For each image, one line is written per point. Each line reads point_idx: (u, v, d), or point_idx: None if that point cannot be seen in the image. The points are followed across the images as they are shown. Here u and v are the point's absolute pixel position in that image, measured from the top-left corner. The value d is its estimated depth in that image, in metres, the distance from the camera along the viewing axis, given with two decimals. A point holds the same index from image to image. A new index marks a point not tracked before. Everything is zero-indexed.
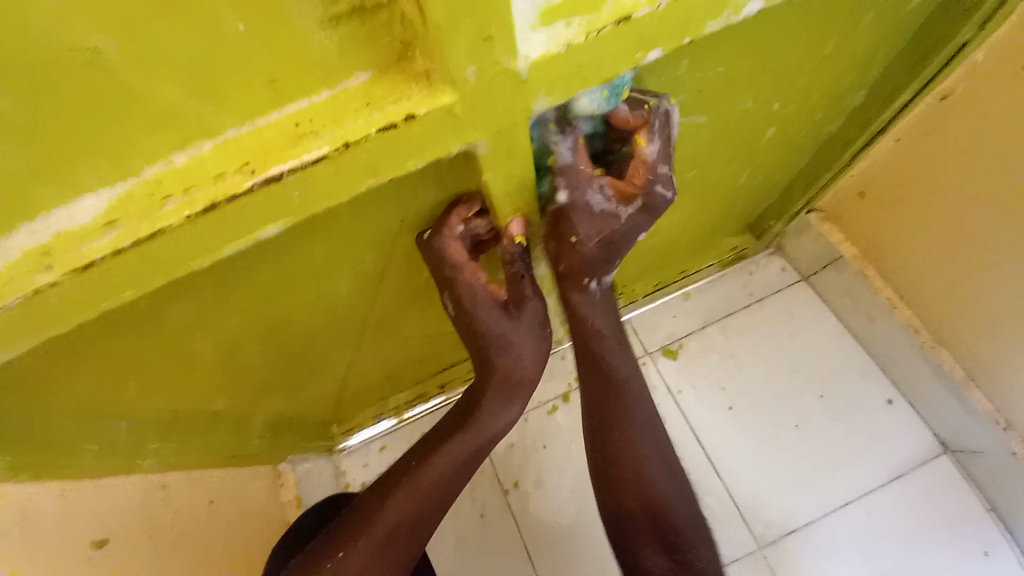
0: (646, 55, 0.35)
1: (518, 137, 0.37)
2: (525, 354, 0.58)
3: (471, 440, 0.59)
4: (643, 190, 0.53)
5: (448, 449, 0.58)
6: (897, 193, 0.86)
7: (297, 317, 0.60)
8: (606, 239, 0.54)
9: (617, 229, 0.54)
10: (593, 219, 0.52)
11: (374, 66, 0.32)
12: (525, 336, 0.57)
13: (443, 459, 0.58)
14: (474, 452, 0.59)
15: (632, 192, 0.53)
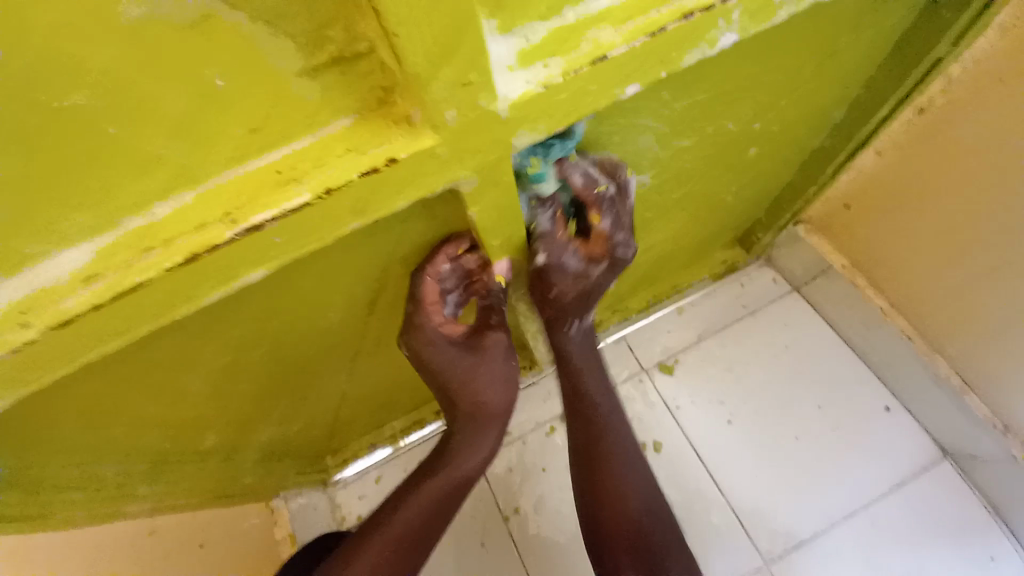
0: (625, 89, 0.35)
1: (503, 172, 0.37)
2: (492, 389, 0.61)
3: (442, 480, 0.60)
4: (609, 254, 0.59)
5: (424, 489, 0.60)
6: (880, 204, 0.87)
7: (288, 353, 0.60)
8: (581, 292, 0.61)
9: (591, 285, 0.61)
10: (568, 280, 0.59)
11: (355, 111, 0.31)
12: (490, 368, 0.61)
13: (420, 500, 0.59)
14: (446, 493, 0.60)
15: (599, 255, 0.59)
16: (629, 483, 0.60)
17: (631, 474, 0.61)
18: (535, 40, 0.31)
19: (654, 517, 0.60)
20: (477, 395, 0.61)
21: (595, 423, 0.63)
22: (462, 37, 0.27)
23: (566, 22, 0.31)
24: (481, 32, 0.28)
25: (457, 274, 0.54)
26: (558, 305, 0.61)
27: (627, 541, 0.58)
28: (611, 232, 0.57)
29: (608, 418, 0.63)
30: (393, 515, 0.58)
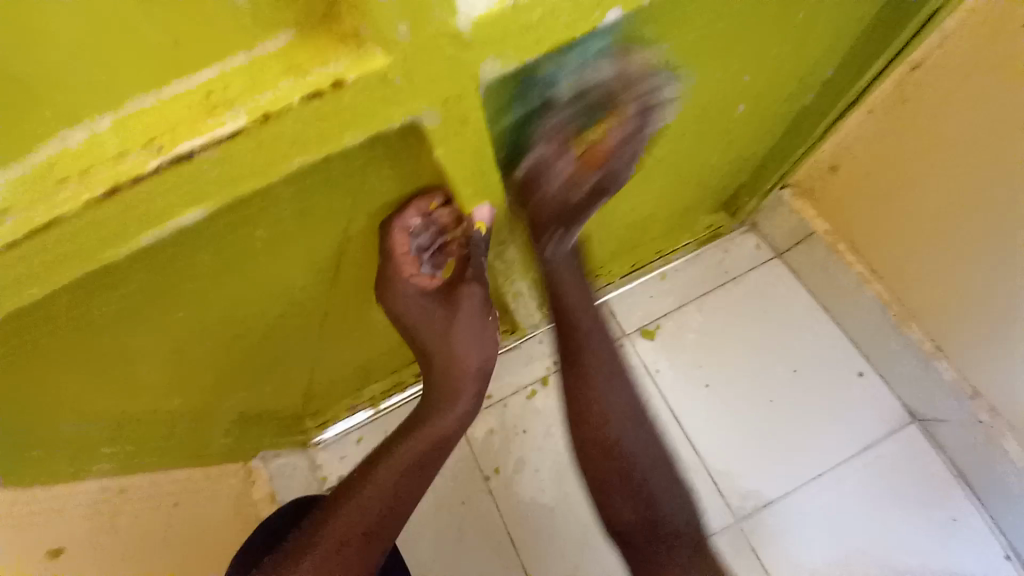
0: (603, 16, 0.32)
1: (469, 108, 0.34)
2: (467, 344, 0.61)
3: (417, 445, 0.60)
4: (606, 168, 0.57)
5: (397, 455, 0.59)
6: (868, 168, 0.85)
7: (249, 310, 0.57)
8: (565, 208, 0.59)
9: (576, 201, 0.58)
10: (556, 188, 0.56)
11: (295, 26, 0.28)
12: (465, 323, 0.60)
13: (392, 467, 0.58)
14: (420, 457, 0.59)
15: (593, 166, 0.56)
16: (627, 434, 0.64)
17: (629, 432, 0.64)
18: None
19: (649, 466, 0.63)
20: (451, 350, 0.60)
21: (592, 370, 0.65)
22: None
23: None
24: None
25: (432, 232, 0.52)
26: (540, 217, 0.58)
27: (621, 488, 0.63)
28: (612, 146, 0.55)
29: (603, 370, 0.65)
30: (365, 483, 0.57)
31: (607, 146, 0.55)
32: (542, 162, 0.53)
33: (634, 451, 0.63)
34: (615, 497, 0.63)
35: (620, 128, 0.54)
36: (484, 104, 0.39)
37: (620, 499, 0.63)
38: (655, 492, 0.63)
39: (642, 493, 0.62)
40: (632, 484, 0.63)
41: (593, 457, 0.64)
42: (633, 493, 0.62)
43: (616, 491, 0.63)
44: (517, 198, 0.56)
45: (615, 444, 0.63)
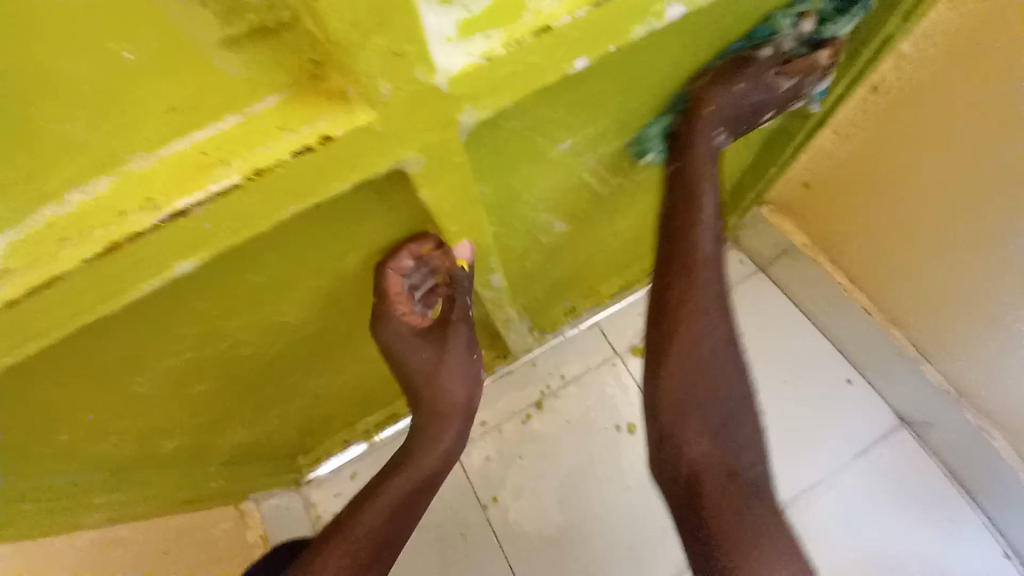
0: (570, 66, 0.33)
1: (451, 151, 0.36)
2: (455, 380, 0.62)
3: (410, 476, 0.60)
4: (795, 83, 0.56)
5: (392, 485, 0.59)
6: (840, 184, 0.89)
7: (244, 349, 0.57)
8: (745, 114, 0.56)
9: (764, 107, 0.56)
10: (755, 87, 0.54)
11: (284, 87, 0.29)
12: (453, 359, 0.61)
13: (383, 502, 0.58)
14: (412, 489, 0.60)
15: (793, 76, 0.55)
16: (715, 362, 0.56)
17: (716, 361, 0.56)
18: (475, 11, 0.29)
19: (739, 401, 0.56)
20: (438, 385, 0.61)
21: (690, 285, 0.57)
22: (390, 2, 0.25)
23: None
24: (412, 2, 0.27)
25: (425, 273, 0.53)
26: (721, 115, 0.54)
27: (702, 422, 0.55)
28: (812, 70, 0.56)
29: (705, 289, 0.57)
30: (358, 516, 0.56)
31: (812, 63, 0.55)
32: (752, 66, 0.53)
33: (720, 383, 0.56)
34: (690, 432, 0.55)
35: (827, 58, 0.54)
36: (468, 145, 0.41)
37: (697, 435, 0.54)
38: (741, 435, 0.55)
39: (720, 434, 0.55)
40: (710, 424, 0.55)
41: (671, 380, 0.56)
42: (714, 431, 0.55)
43: (694, 420, 0.55)
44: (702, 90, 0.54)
45: (704, 371, 0.56)
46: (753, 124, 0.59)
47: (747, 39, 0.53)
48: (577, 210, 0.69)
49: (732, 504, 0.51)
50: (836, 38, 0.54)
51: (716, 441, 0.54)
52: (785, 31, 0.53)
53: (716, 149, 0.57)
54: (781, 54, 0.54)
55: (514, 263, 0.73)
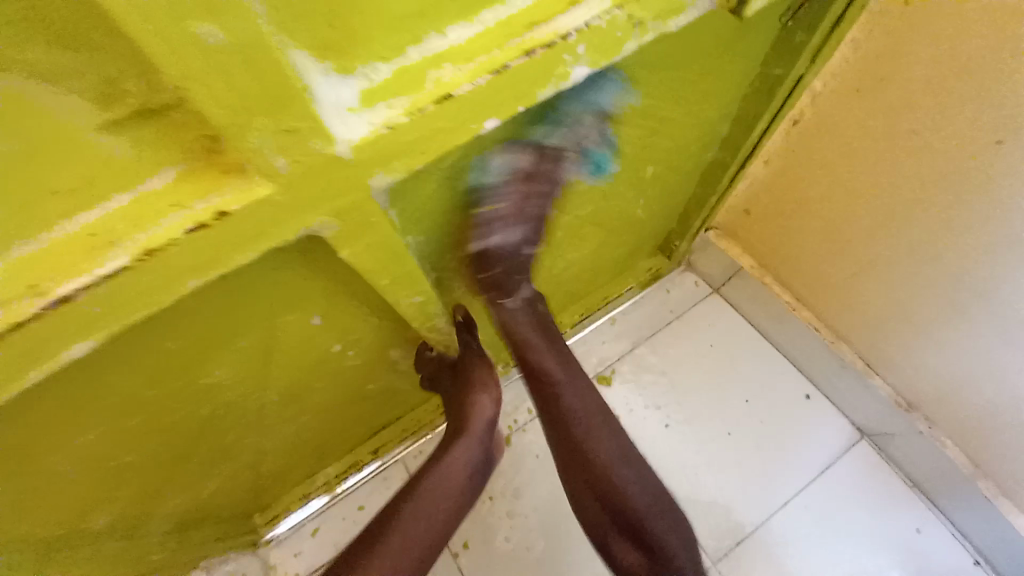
0: (483, 124, 0.34)
1: (369, 212, 0.36)
2: (481, 402, 0.75)
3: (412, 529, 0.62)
4: (529, 219, 0.59)
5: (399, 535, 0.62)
6: (776, 209, 0.93)
7: (174, 417, 0.54)
8: (513, 259, 0.64)
9: (518, 247, 0.62)
10: (500, 243, 0.59)
11: (181, 162, 0.29)
12: (480, 387, 0.75)
13: (415, 509, 0.64)
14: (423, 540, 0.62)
15: (516, 217, 0.57)
16: (617, 471, 0.64)
17: (620, 470, 0.64)
18: (377, 80, 0.31)
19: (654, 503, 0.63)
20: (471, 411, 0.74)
21: (573, 423, 0.67)
22: (283, 80, 0.26)
23: (407, 63, 0.31)
24: (303, 79, 0.27)
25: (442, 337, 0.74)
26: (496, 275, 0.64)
27: (622, 535, 0.63)
28: (518, 196, 0.55)
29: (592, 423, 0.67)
30: (390, 527, 0.62)
31: (514, 204, 0.55)
32: (488, 236, 0.57)
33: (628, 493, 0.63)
34: (616, 544, 0.63)
35: (537, 180, 0.55)
36: (388, 203, 0.42)
37: (622, 543, 0.62)
38: (660, 537, 0.61)
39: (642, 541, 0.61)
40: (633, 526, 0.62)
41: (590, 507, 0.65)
42: (635, 539, 0.62)
43: (615, 535, 0.63)
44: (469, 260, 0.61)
45: (608, 484, 0.63)
46: (528, 251, 0.65)
47: (474, 189, 0.51)
48: None
49: None
50: (532, 152, 0.52)
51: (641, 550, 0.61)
52: (495, 182, 0.52)
53: (491, 248, 0.59)
54: (504, 202, 0.54)
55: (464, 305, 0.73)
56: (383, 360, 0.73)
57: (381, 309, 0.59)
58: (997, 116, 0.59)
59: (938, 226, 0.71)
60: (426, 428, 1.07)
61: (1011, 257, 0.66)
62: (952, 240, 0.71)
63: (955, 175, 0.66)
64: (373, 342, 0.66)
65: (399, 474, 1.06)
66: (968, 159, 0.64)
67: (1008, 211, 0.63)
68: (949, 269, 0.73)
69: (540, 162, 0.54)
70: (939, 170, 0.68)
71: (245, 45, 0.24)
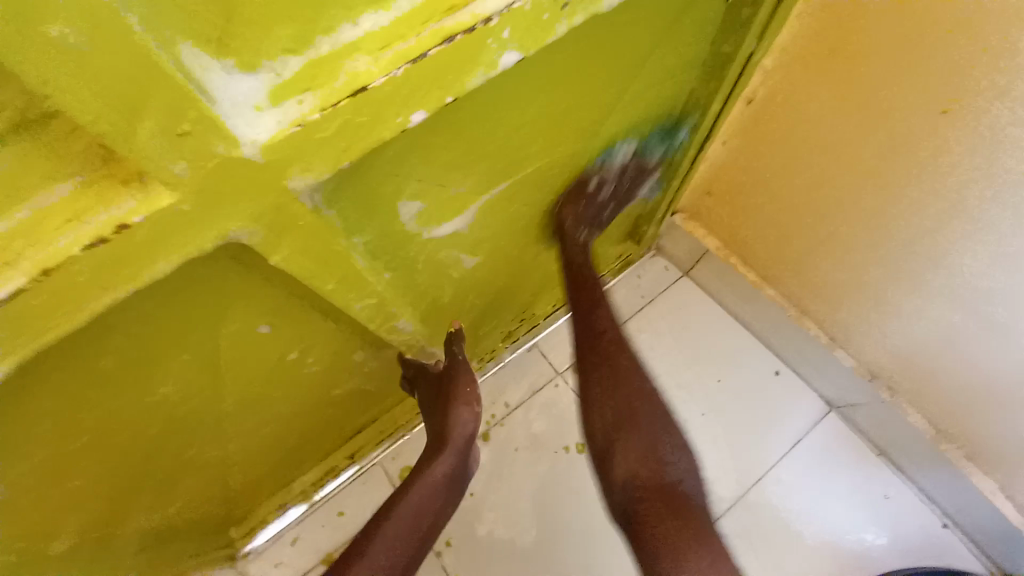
0: (409, 118, 0.33)
1: (294, 213, 0.35)
2: (460, 418, 0.73)
3: (388, 542, 0.62)
4: (621, 184, 0.81)
5: (374, 550, 0.61)
6: (737, 189, 0.94)
7: (123, 443, 0.52)
8: (609, 207, 0.81)
9: (608, 209, 0.82)
10: (597, 198, 0.77)
11: (76, 173, 0.27)
12: (459, 401, 0.74)
13: (400, 516, 0.65)
14: (397, 558, 0.61)
15: (615, 184, 0.79)
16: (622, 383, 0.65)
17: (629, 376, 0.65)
18: (288, 74, 0.29)
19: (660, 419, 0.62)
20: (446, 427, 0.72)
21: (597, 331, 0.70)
22: (177, 85, 0.25)
23: (320, 53, 0.29)
24: (195, 74, 0.26)
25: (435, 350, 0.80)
26: (586, 217, 0.78)
27: (629, 445, 0.60)
28: (630, 174, 0.80)
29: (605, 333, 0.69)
30: (377, 535, 0.62)
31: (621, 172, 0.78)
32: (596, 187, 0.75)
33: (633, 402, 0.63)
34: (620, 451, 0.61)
35: (631, 176, 0.82)
36: (323, 206, 0.39)
37: (630, 455, 0.60)
38: (661, 450, 0.60)
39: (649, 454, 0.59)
40: (646, 439, 0.61)
41: (599, 416, 0.64)
42: (640, 445, 0.60)
43: (622, 445, 0.61)
44: (570, 211, 0.75)
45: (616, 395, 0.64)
46: (607, 220, 0.84)
47: (608, 155, 0.72)
48: (484, 244, 0.69)
49: (666, 512, 0.54)
50: (634, 160, 0.79)
51: (644, 454, 0.59)
52: (617, 157, 0.75)
53: (593, 205, 0.77)
54: (610, 174, 0.76)
55: (428, 304, 0.72)
56: (347, 364, 0.71)
57: (335, 313, 0.57)
58: (944, 91, 0.60)
59: (894, 203, 0.73)
60: (402, 429, 1.05)
61: (963, 222, 0.67)
62: (906, 215, 0.72)
63: (910, 154, 0.67)
64: (332, 347, 0.64)
65: (379, 477, 1.05)
66: (922, 133, 0.65)
67: (961, 188, 0.65)
68: (904, 245, 0.75)
69: (632, 164, 0.79)
70: (895, 147, 0.68)
71: (120, 51, 0.23)
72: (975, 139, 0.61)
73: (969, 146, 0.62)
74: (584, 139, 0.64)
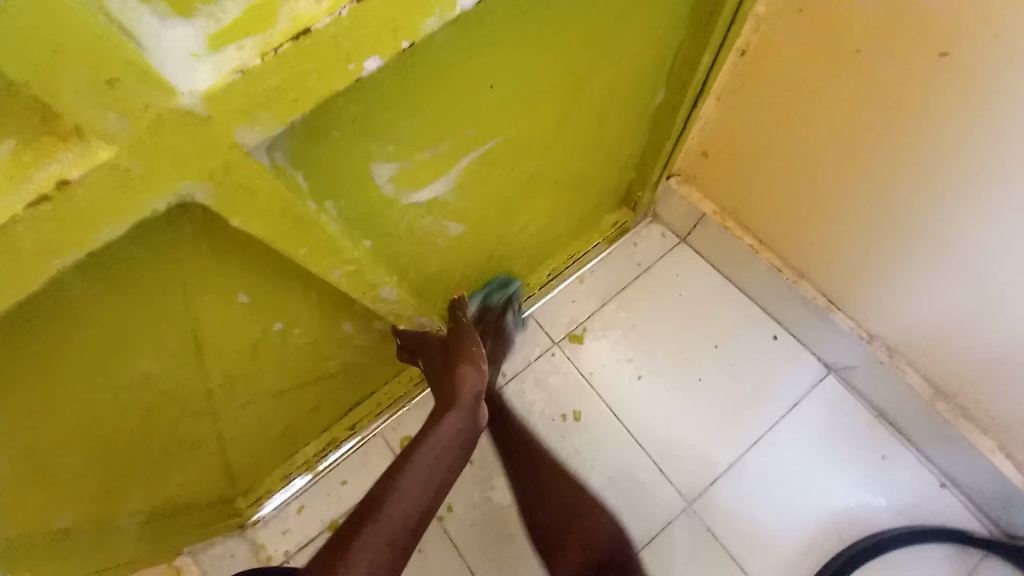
0: (361, 66, 0.34)
1: (250, 169, 0.35)
2: (471, 371, 0.70)
3: (406, 490, 0.58)
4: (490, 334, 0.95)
5: (392, 499, 0.56)
6: (731, 150, 0.91)
7: (111, 416, 0.52)
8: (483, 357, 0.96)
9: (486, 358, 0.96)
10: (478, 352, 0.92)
11: (12, 132, 0.27)
12: (469, 356, 0.72)
13: (414, 473, 0.60)
14: (416, 506, 0.57)
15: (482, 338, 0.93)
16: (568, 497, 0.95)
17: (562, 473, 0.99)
18: (227, 21, 0.29)
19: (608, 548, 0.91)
20: (456, 377, 0.69)
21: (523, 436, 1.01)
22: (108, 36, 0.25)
23: None
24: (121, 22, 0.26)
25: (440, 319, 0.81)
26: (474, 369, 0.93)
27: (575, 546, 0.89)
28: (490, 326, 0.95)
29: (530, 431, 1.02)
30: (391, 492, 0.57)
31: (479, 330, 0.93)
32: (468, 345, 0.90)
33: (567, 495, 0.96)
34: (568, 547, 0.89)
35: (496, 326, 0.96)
36: (284, 162, 0.40)
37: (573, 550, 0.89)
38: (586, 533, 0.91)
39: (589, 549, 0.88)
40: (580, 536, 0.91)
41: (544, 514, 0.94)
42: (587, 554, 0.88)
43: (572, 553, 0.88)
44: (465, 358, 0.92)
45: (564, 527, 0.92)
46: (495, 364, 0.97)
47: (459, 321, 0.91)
48: (470, 212, 0.68)
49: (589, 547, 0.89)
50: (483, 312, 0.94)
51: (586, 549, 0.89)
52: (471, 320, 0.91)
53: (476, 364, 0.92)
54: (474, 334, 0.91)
55: (414, 274, 0.71)
56: (337, 336, 0.71)
57: (316, 282, 0.57)
58: (942, 35, 0.58)
59: (892, 158, 0.70)
60: (400, 402, 1.06)
61: (957, 176, 0.65)
62: (901, 170, 0.70)
63: (908, 106, 0.65)
64: (318, 319, 0.64)
65: (380, 449, 1.05)
66: (916, 82, 0.62)
67: (958, 142, 0.63)
68: (899, 201, 0.73)
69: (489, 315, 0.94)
70: (890, 98, 0.66)
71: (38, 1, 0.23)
72: (974, 87, 0.58)
73: (966, 96, 0.59)
74: (565, 104, 0.62)
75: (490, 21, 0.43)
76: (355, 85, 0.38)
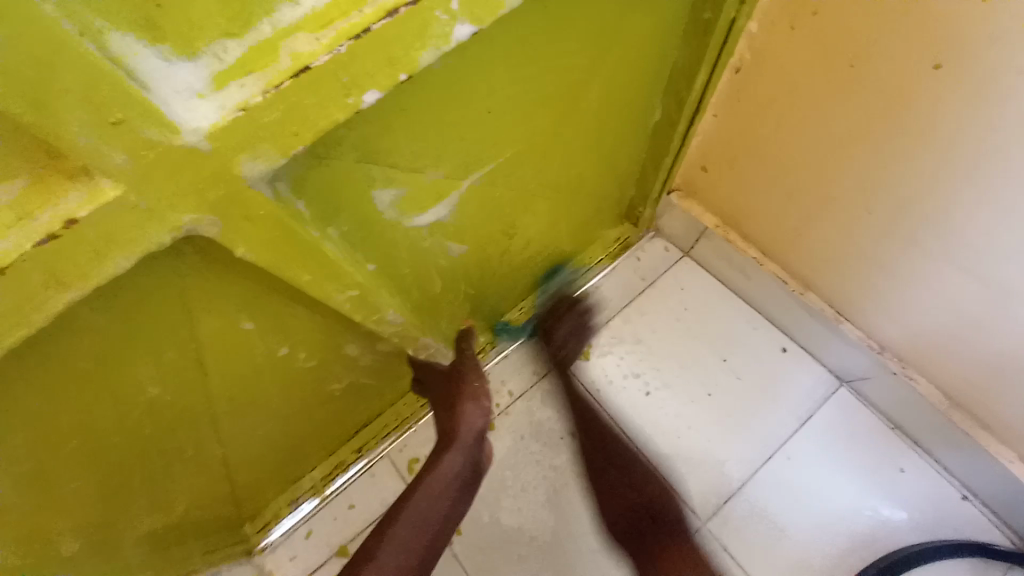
0: (362, 98, 0.34)
1: (253, 199, 0.36)
2: (472, 409, 0.76)
3: (411, 531, 0.64)
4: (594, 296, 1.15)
5: (398, 540, 0.63)
6: (730, 163, 0.91)
7: (118, 443, 0.53)
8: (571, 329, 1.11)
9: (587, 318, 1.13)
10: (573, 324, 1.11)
11: (23, 172, 0.28)
12: (471, 395, 0.77)
13: (412, 514, 0.65)
14: (420, 546, 0.63)
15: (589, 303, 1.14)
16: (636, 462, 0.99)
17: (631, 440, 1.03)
18: (230, 60, 0.30)
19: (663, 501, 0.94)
20: (459, 415, 0.75)
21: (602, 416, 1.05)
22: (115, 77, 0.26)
23: (262, 36, 0.30)
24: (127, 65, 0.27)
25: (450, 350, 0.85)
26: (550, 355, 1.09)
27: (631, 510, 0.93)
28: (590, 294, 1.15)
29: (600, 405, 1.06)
30: (388, 535, 0.63)
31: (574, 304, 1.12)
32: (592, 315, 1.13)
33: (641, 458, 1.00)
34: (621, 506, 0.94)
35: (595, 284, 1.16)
36: (290, 191, 0.41)
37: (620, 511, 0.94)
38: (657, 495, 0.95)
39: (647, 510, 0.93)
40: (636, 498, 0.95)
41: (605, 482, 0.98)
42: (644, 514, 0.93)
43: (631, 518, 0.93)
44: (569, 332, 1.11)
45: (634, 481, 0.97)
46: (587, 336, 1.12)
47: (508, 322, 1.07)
48: (472, 232, 0.68)
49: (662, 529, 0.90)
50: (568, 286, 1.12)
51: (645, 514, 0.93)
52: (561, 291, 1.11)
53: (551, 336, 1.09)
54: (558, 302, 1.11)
55: (418, 294, 0.71)
56: (341, 358, 0.71)
57: (320, 305, 0.57)
58: (932, 46, 0.58)
59: (889, 166, 0.70)
60: (407, 423, 1.05)
61: (955, 182, 0.65)
62: (900, 178, 0.70)
63: (902, 116, 0.65)
64: (321, 342, 0.64)
65: (387, 470, 1.04)
66: (910, 92, 0.63)
67: (955, 149, 0.63)
68: (900, 208, 0.73)
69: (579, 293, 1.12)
70: (885, 108, 0.66)
71: (43, 43, 0.24)
72: (966, 96, 0.59)
73: (961, 103, 0.60)
74: (563, 123, 0.63)
75: (487, 47, 0.44)
76: (354, 116, 0.38)
